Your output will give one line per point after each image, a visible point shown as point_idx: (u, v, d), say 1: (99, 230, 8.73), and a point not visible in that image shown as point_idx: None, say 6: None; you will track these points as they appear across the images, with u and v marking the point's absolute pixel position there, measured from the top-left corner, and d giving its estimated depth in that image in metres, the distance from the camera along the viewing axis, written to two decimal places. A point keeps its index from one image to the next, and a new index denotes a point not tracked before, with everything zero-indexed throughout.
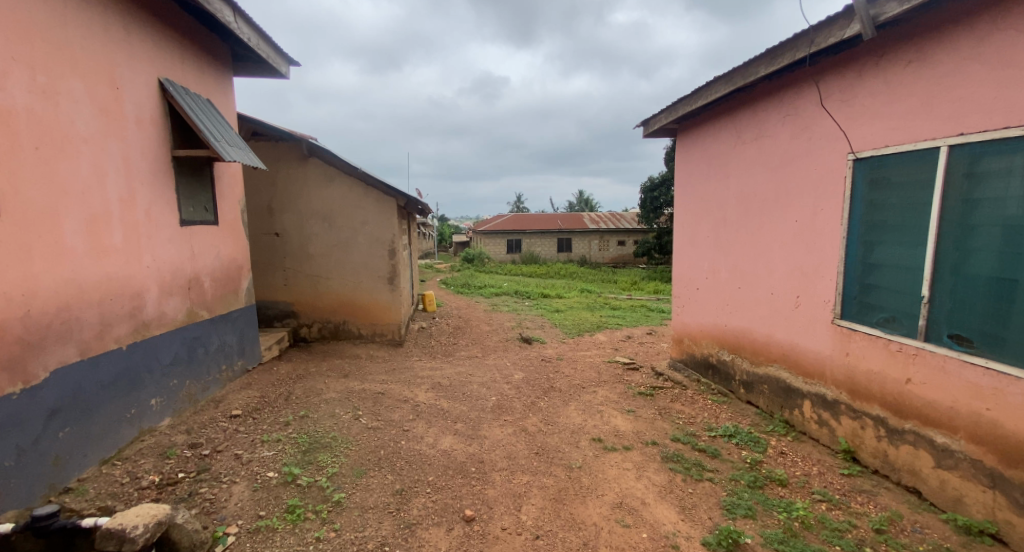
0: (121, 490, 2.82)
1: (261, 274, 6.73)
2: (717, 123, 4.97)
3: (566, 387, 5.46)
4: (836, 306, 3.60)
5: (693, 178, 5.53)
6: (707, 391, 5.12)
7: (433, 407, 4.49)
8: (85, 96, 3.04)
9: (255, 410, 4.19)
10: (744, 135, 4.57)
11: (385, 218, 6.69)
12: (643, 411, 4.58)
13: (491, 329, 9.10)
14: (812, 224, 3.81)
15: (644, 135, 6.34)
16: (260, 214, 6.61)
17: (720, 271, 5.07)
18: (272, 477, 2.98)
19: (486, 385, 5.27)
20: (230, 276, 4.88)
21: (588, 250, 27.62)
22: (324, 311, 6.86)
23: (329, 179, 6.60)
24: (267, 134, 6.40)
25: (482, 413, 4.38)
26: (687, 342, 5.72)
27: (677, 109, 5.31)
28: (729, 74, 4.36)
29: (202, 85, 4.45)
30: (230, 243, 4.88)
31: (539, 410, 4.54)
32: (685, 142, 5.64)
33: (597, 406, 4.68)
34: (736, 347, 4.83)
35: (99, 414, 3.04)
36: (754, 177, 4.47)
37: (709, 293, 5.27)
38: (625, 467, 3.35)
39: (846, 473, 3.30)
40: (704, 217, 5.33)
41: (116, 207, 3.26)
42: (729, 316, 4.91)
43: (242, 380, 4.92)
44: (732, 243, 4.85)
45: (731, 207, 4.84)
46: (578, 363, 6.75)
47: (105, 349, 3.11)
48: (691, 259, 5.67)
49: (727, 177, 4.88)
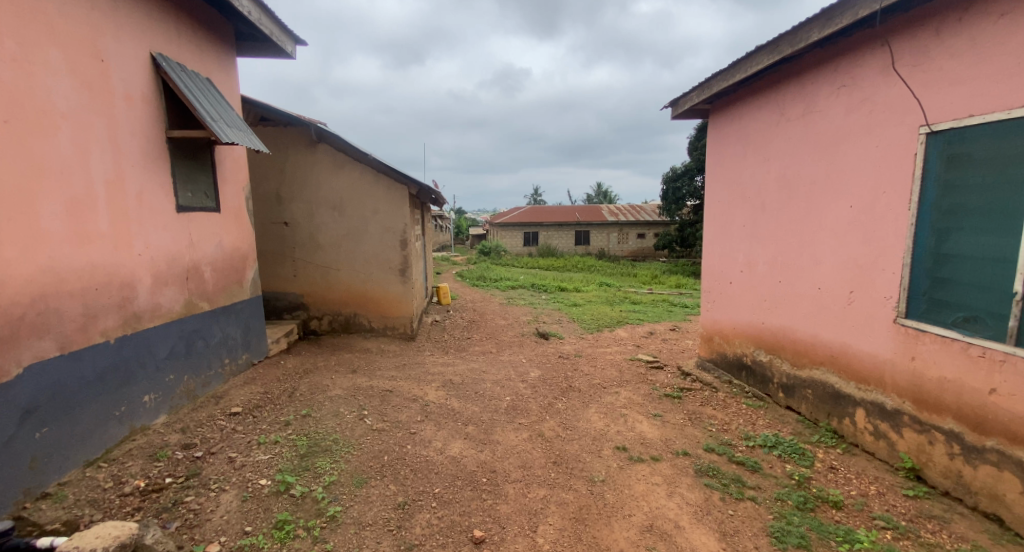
0: (102, 496, 2.60)
1: (269, 264, 6.50)
2: (758, 102, 4.51)
3: (585, 387, 5.11)
4: (900, 303, 3.14)
5: (727, 163, 5.08)
6: (740, 395, 4.72)
7: (443, 407, 4.19)
8: (65, 68, 2.80)
9: (255, 408, 3.97)
10: (789, 111, 4.10)
11: (398, 208, 6.43)
12: (671, 416, 4.19)
13: (507, 323, 8.78)
14: (872, 209, 3.34)
15: (672, 117, 5.93)
16: (268, 202, 6.37)
17: (757, 264, 4.63)
18: (264, 486, 2.71)
19: (499, 384, 4.94)
20: (233, 266, 4.66)
21: (607, 243, 27.02)
22: (335, 303, 6.61)
23: (338, 165, 6.33)
24: (275, 119, 6.16)
25: (495, 415, 4.06)
26: (718, 340, 5.31)
27: (712, 85, 4.88)
28: (774, 42, 3.90)
29: (200, 63, 4.20)
30: (232, 231, 4.66)
31: (556, 412, 4.19)
32: (719, 123, 5.20)
33: (619, 410, 4.32)
34: (775, 347, 4.41)
35: (84, 413, 2.83)
36: (800, 158, 4.01)
37: (745, 288, 4.82)
38: (653, 482, 2.98)
39: (912, 494, 2.89)
40: (739, 205, 4.89)
41: (102, 191, 3.03)
42: (768, 314, 4.46)
43: (247, 374, 4.72)
44: (772, 233, 4.40)
45: (772, 194, 4.38)
46: (598, 361, 6.37)
47: (89, 343, 2.88)
48: (723, 250, 5.22)
49: (767, 160, 4.43)
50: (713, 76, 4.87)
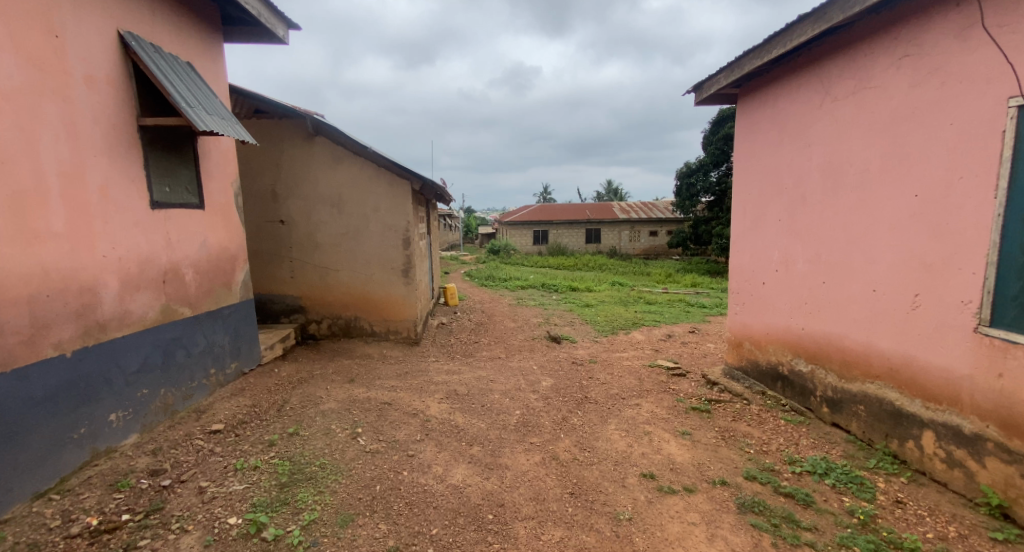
0: (45, 539, 2.25)
1: (265, 265, 6.15)
2: (798, 81, 4.02)
3: (602, 398, 4.65)
4: (983, 309, 2.68)
5: (759, 151, 4.60)
6: (776, 408, 4.25)
7: (446, 423, 3.77)
8: (8, 42, 2.44)
9: (239, 425, 3.59)
10: (837, 89, 3.63)
11: (401, 204, 6.04)
12: (701, 434, 3.73)
13: (517, 326, 8.34)
14: (946, 198, 2.87)
15: (696, 103, 5.47)
16: (264, 200, 6.02)
17: (796, 263, 4.14)
18: (232, 527, 2.33)
19: (508, 396, 4.51)
20: (220, 268, 4.30)
21: (619, 241, 26.46)
22: (334, 306, 6.23)
23: (337, 159, 5.96)
24: (270, 111, 5.81)
25: (503, 433, 3.64)
26: (749, 347, 4.83)
27: (744, 65, 4.41)
28: (820, 10, 3.43)
29: (180, 45, 3.85)
30: (219, 229, 4.30)
31: (572, 429, 3.76)
32: (749, 107, 4.72)
33: (642, 427, 3.87)
34: (818, 356, 3.93)
35: (30, 438, 2.49)
36: (851, 142, 3.53)
37: (780, 289, 4.36)
38: (690, 521, 2.54)
39: (1001, 538, 2.41)
40: (774, 198, 4.40)
41: (55, 184, 2.68)
42: (810, 319, 3.98)
43: (236, 385, 4.36)
44: (815, 229, 3.91)
45: (815, 183, 3.90)
46: (614, 368, 5.92)
47: (38, 358, 2.53)
48: (754, 248, 4.73)
49: (809, 146, 3.95)
50: (744, 54, 4.40)
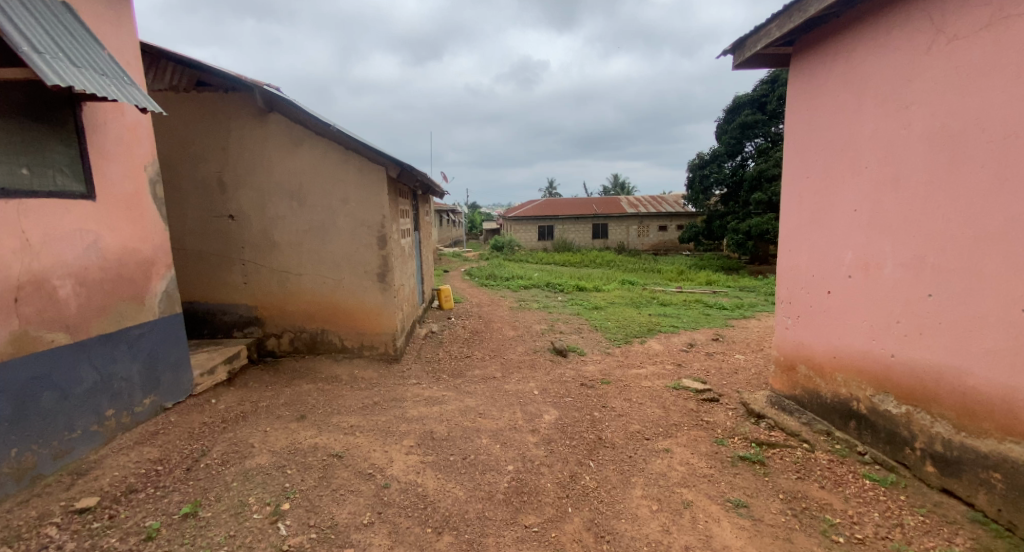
0: None
1: (213, 269, 5.17)
2: (891, 20, 2.95)
3: (621, 441, 3.62)
4: None
5: (821, 120, 3.53)
6: (854, 461, 3.19)
7: (410, 489, 2.76)
8: None
9: (125, 496, 2.63)
10: (962, 23, 2.56)
11: (374, 195, 5.02)
12: (762, 508, 2.69)
13: (517, 335, 7.30)
14: None
15: (734, 66, 4.38)
16: (209, 190, 5.03)
17: (882, 267, 3.08)
18: None
19: (498, 440, 3.48)
20: (125, 276, 3.31)
21: (627, 236, 25.29)
22: (296, 318, 5.23)
23: (295, 141, 4.94)
24: (213, 83, 4.81)
25: (487, 507, 2.63)
26: (806, 373, 3.76)
27: (807, 7, 3.30)
28: None
29: None
30: (124, 226, 3.31)
31: (581, 499, 2.74)
32: (808, 65, 3.65)
33: (677, 493, 2.84)
34: (917, 396, 2.87)
35: None
36: (986, 96, 2.47)
37: (856, 301, 3.29)
38: None
39: None
40: (847, 180, 3.32)
41: None
42: (906, 345, 2.92)
43: (148, 427, 3.39)
44: (916, 222, 2.85)
45: (916, 159, 2.84)
46: (632, 391, 4.87)
47: None
48: (814, 247, 3.66)
49: (907, 108, 2.88)
50: None
